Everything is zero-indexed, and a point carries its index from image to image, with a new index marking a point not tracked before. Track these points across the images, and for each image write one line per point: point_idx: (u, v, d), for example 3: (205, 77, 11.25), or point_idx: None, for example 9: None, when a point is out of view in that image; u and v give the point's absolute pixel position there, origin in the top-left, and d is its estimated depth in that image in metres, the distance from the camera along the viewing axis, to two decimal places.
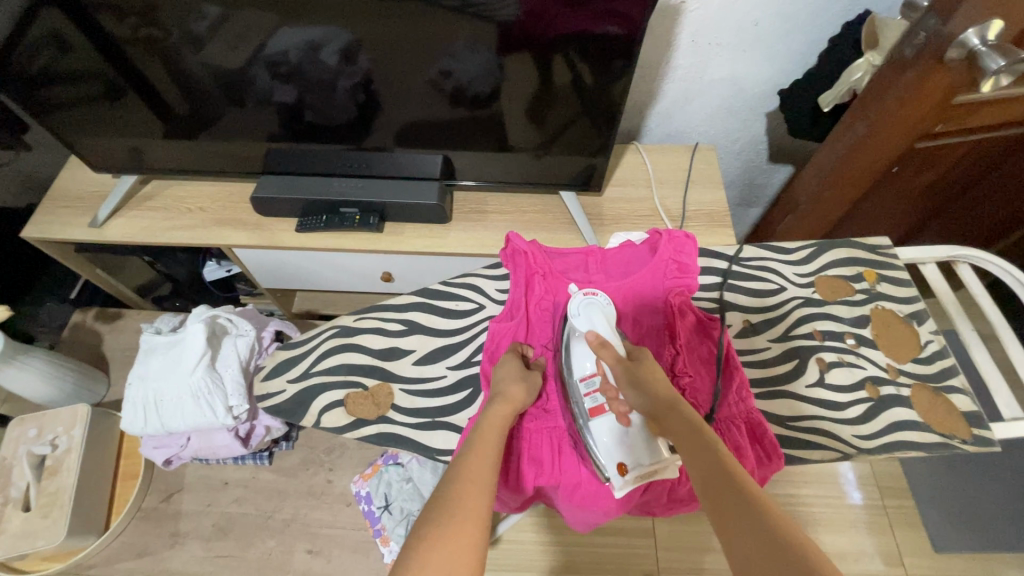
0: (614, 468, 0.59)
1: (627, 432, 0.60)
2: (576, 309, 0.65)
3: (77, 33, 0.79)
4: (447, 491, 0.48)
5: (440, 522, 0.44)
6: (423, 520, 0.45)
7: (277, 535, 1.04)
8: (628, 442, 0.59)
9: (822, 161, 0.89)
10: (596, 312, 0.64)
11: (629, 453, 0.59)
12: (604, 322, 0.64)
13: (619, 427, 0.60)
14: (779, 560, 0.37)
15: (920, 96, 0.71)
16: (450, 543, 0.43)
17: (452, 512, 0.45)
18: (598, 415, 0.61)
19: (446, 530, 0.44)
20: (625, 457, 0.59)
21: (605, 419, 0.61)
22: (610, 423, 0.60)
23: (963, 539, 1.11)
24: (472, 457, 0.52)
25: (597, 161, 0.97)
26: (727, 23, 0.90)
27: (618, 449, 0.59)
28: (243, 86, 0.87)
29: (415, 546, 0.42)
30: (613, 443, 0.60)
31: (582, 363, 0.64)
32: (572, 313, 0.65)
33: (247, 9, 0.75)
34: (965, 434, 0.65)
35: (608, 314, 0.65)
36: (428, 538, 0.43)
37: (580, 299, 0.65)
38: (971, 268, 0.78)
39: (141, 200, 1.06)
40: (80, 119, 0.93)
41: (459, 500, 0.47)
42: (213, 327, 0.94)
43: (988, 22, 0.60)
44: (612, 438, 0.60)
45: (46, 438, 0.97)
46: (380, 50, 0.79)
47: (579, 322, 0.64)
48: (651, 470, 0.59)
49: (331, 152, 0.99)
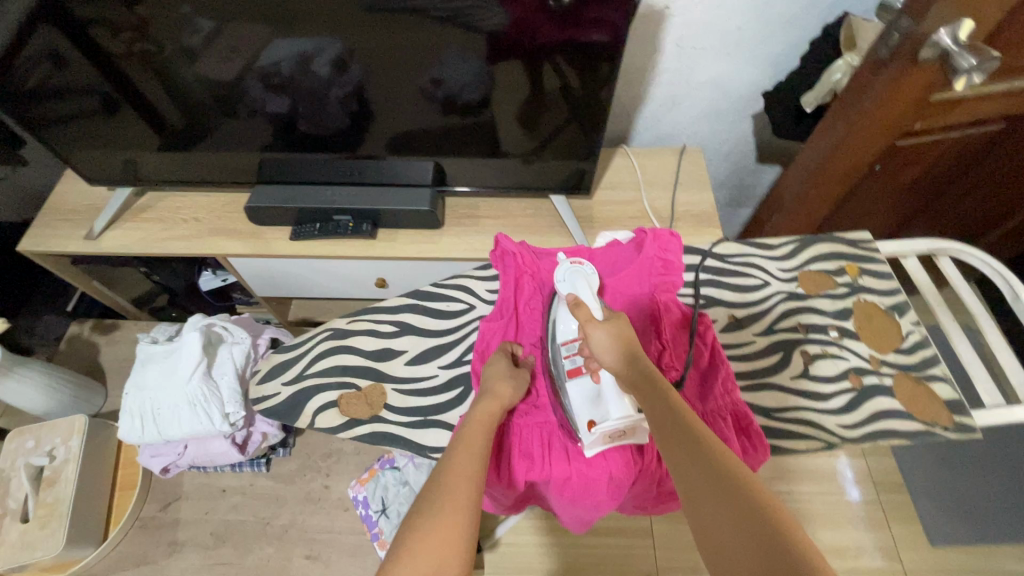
0: (585, 425, 0.62)
1: (600, 392, 0.63)
2: (561, 275, 0.69)
3: (74, 49, 0.81)
4: (434, 487, 0.49)
5: (428, 517, 0.46)
6: (411, 517, 0.46)
7: (275, 541, 1.04)
8: (600, 401, 0.63)
9: (805, 159, 0.91)
10: (579, 279, 0.67)
11: (599, 410, 0.62)
12: (587, 287, 0.66)
13: (592, 386, 0.64)
14: (754, 535, 0.39)
15: (895, 95, 0.73)
16: (436, 535, 0.44)
17: (438, 507, 0.46)
18: (575, 376, 0.65)
19: (433, 525, 0.45)
20: (595, 415, 0.62)
21: (581, 380, 0.65)
22: (586, 384, 0.64)
23: (957, 531, 1.12)
24: (459, 453, 0.54)
25: (585, 164, 0.98)
26: (709, 27, 0.92)
27: (590, 408, 0.63)
28: (238, 97, 0.88)
29: (404, 541, 0.44)
30: (585, 402, 0.63)
31: (567, 326, 0.68)
32: (557, 280, 0.69)
33: (241, 22, 0.77)
34: (947, 421, 0.66)
35: (592, 281, 0.68)
36: (416, 532, 0.44)
37: (566, 266, 0.69)
38: (951, 260, 0.80)
39: (136, 211, 1.08)
40: (76, 132, 0.95)
41: (446, 494, 0.48)
42: (208, 334, 0.95)
43: (959, 21, 0.62)
44: (586, 397, 0.64)
45: (44, 449, 0.98)
46: (372, 60, 0.81)
47: (564, 287, 0.68)
48: (621, 430, 0.62)
49: (324, 161, 1.00)
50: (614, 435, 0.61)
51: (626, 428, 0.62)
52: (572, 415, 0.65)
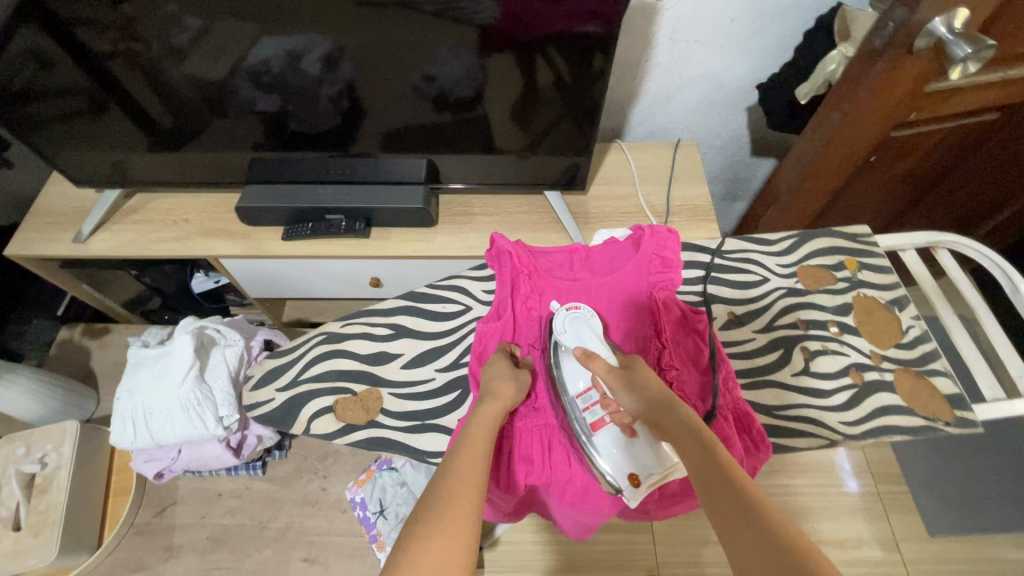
0: (625, 480, 0.59)
1: (631, 441, 0.61)
2: (562, 325, 0.67)
3: (57, 49, 0.79)
4: (438, 492, 0.48)
5: (431, 521, 0.44)
6: (412, 521, 0.45)
7: (272, 545, 1.04)
8: (633, 452, 0.60)
9: (802, 153, 0.90)
10: (582, 326, 0.67)
11: (637, 461, 0.60)
12: (590, 334, 0.66)
13: (623, 437, 0.61)
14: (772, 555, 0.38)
15: (892, 85, 0.72)
16: (438, 540, 0.43)
17: (440, 511, 0.45)
18: (602, 429, 0.62)
19: (436, 530, 0.44)
20: (636, 468, 0.59)
21: (607, 432, 0.62)
22: (614, 436, 0.61)
23: (956, 522, 1.12)
24: (462, 458, 0.52)
25: (581, 160, 0.97)
26: (704, 20, 0.91)
27: (625, 460, 0.60)
28: (226, 96, 0.87)
29: (406, 545, 0.42)
30: (621, 455, 0.60)
31: (576, 381, 0.65)
32: (558, 331, 0.67)
33: (227, 19, 0.75)
34: (948, 416, 0.66)
35: (594, 326, 0.68)
36: (419, 538, 0.43)
37: (564, 315, 0.68)
38: (951, 253, 0.79)
39: (125, 214, 1.06)
40: (62, 135, 0.93)
41: (449, 499, 0.47)
42: (200, 338, 0.94)
43: (955, 9, 0.61)
44: (620, 449, 0.60)
45: (35, 456, 0.96)
46: (362, 56, 0.80)
47: (567, 339, 0.67)
48: (663, 476, 0.59)
49: (316, 159, 0.99)
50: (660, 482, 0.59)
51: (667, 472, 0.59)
52: (610, 476, 0.60)
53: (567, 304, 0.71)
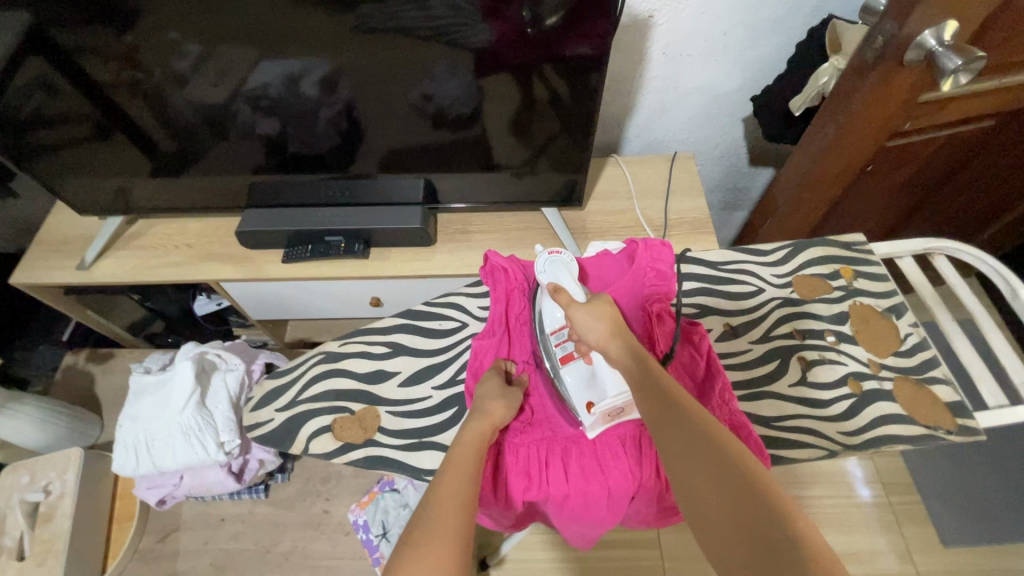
0: (584, 407, 0.62)
1: (593, 373, 0.63)
2: (542, 265, 0.67)
3: (62, 78, 0.81)
4: (425, 516, 0.47)
5: (420, 547, 0.44)
6: (402, 547, 0.44)
7: (275, 570, 1.03)
8: (595, 382, 0.62)
9: (798, 163, 0.90)
10: (559, 266, 0.66)
11: (595, 391, 0.62)
12: (567, 274, 0.65)
13: (586, 369, 0.63)
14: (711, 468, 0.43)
15: (883, 96, 0.72)
16: (430, 564, 0.42)
17: (428, 536, 0.45)
18: (568, 362, 0.64)
19: (426, 556, 0.43)
20: (592, 396, 0.62)
21: (574, 365, 0.64)
22: (578, 368, 0.64)
23: (969, 531, 1.10)
24: (452, 478, 0.52)
25: (577, 176, 0.98)
26: (695, 35, 0.92)
27: (586, 391, 0.62)
28: (227, 121, 0.88)
29: (396, 572, 0.42)
30: (581, 386, 0.63)
31: (553, 315, 0.67)
32: (538, 270, 0.67)
33: (228, 45, 0.77)
34: (950, 424, 0.65)
35: (572, 269, 0.67)
36: (409, 565, 0.42)
37: (545, 256, 0.67)
38: (948, 259, 0.79)
39: (128, 240, 1.07)
40: (67, 162, 0.95)
41: (438, 524, 0.46)
42: (201, 362, 0.94)
43: (944, 22, 0.62)
44: (580, 382, 0.63)
45: (40, 484, 0.97)
46: (361, 78, 0.81)
47: (545, 277, 0.66)
48: (620, 408, 0.61)
49: (315, 181, 1.00)
50: (613, 413, 0.61)
51: (624, 406, 0.61)
52: (571, 402, 0.64)
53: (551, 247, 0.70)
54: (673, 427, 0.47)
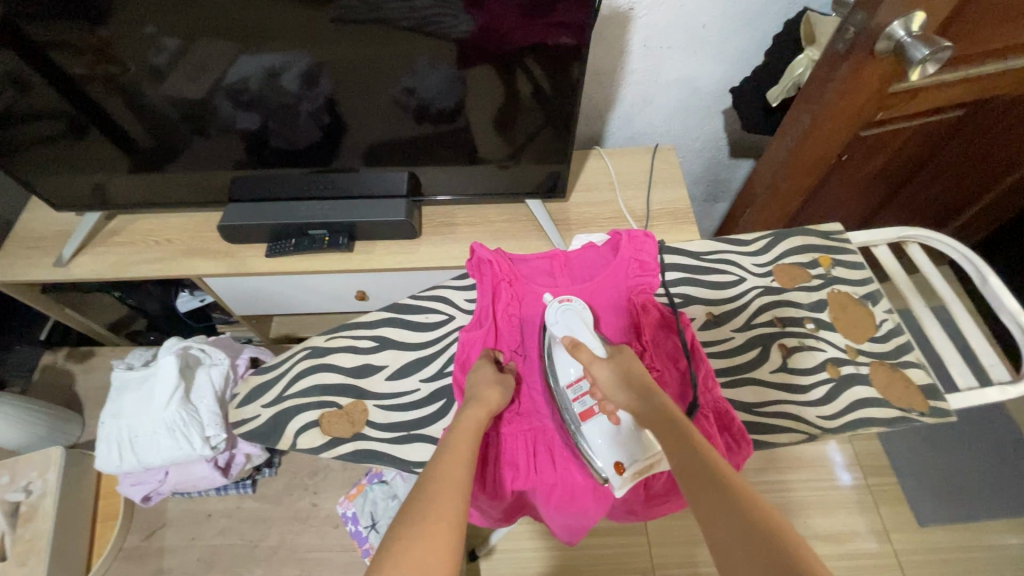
0: (612, 468, 0.60)
1: (619, 430, 0.62)
2: (553, 316, 0.69)
3: (33, 72, 0.79)
4: (423, 496, 0.48)
5: (415, 524, 0.45)
6: (398, 523, 0.46)
7: (264, 564, 1.03)
8: (621, 440, 0.61)
9: (777, 152, 0.92)
10: (573, 317, 0.68)
11: (623, 450, 0.61)
12: (583, 327, 0.67)
13: (610, 427, 0.62)
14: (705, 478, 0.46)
15: (859, 86, 0.74)
16: (424, 541, 0.43)
17: (425, 515, 0.46)
18: (591, 418, 0.63)
19: (420, 532, 0.44)
20: (621, 455, 0.60)
21: (597, 421, 0.63)
22: (602, 425, 0.62)
23: (944, 511, 1.14)
24: (448, 461, 0.53)
25: (561, 168, 0.99)
26: (675, 27, 0.93)
27: (613, 449, 0.61)
28: (206, 116, 0.87)
29: (391, 546, 0.43)
30: (607, 443, 0.61)
31: (566, 369, 0.67)
32: (550, 322, 0.69)
33: (205, 38, 0.75)
34: (923, 407, 0.67)
35: (586, 318, 0.69)
36: (404, 541, 0.43)
37: (556, 307, 0.69)
38: (921, 247, 0.81)
39: (106, 236, 1.06)
40: (40, 158, 0.93)
41: (434, 505, 0.47)
42: (185, 358, 0.93)
43: (911, 14, 0.64)
44: (607, 439, 0.61)
45: (20, 484, 0.95)
46: (341, 71, 0.80)
47: (559, 330, 0.68)
48: (647, 464, 0.60)
49: (296, 176, 0.99)
50: (644, 471, 0.60)
51: (651, 461, 0.60)
52: (595, 460, 0.61)
53: (560, 297, 0.72)
54: (684, 462, 0.49)
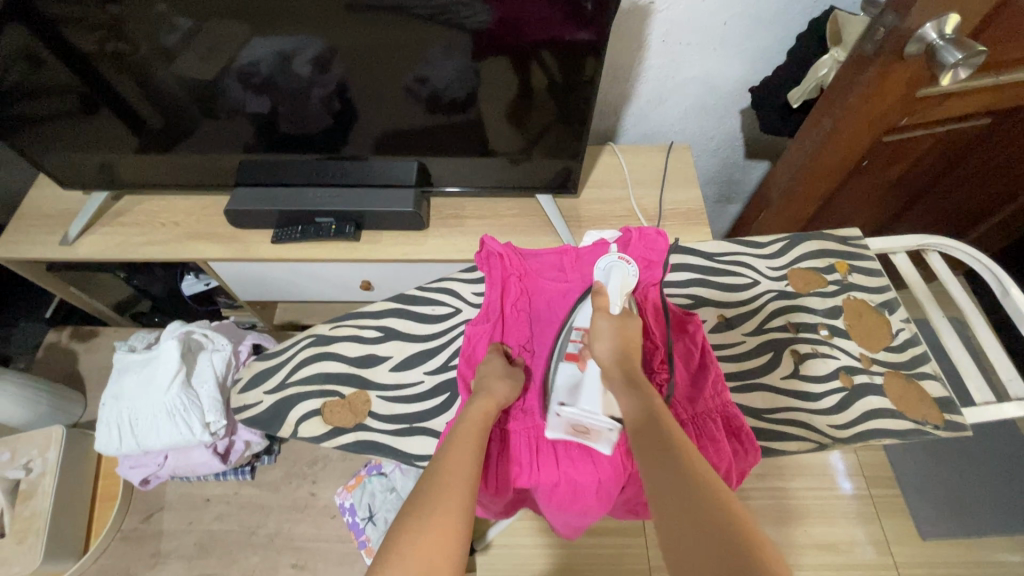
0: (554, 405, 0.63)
1: (581, 381, 0.62)
2: (603, 263, 0.66)
3: (44, 49, 0.78)
4: (430, 489, 0.47)
5: (421, 518, 0.44)
6: (403, 515, 0.45)
7: (260, 551, 1.03)
8: (580, 389, 0.62)
9: (794, 156, 0.90)
10: (616, 273, 0.64)
11: (572, 398, 0.62)
12: (618, 284, 0.63)
13: (577, 374, 0.63)
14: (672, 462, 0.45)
15: (884, 90, 0.72)
16: (432, 536, 0.43)
17: (432, 508, 0.45)
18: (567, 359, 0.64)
19: (426, 525, 0.43)
20: (567, 399, 0.62)
21: (572, 364, 0.64)
22: (572, 369, 0.63)
23: (948, 526, 1.12)
24: (455, 451, 0.52)
25: (573, 164, 0.97)
26: (696, 23, 0.90)
27: (566, 390, 0.63)
28: (216, 98, 0.86)
29: (395, 540, 0.42)
30: (565, 383, 0.63)
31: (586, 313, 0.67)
32: (598, 266, 0.67)
33: (216, 20, 0.74)
34: (937, 420, 0.65)
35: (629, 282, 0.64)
36: (409, 536, 0.43)
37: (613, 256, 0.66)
38: (940, 256, 0.79)
39: (112, 217, 1.05)
40: (51, 136, 0.92)
41: (441, 495, 0.46)
42: (187, 342, 0.93)
43: (945, 16, 0.62)
44: (567, 381, 0.63)
45: (19, 462, 0.95)
46: (353, 59, 0.79)
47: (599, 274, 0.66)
48: (585, 427, 0.61)
49: (305, 162, 0.98)
50: (578, 429, 0.61)
51: (590, 427, 0.61)
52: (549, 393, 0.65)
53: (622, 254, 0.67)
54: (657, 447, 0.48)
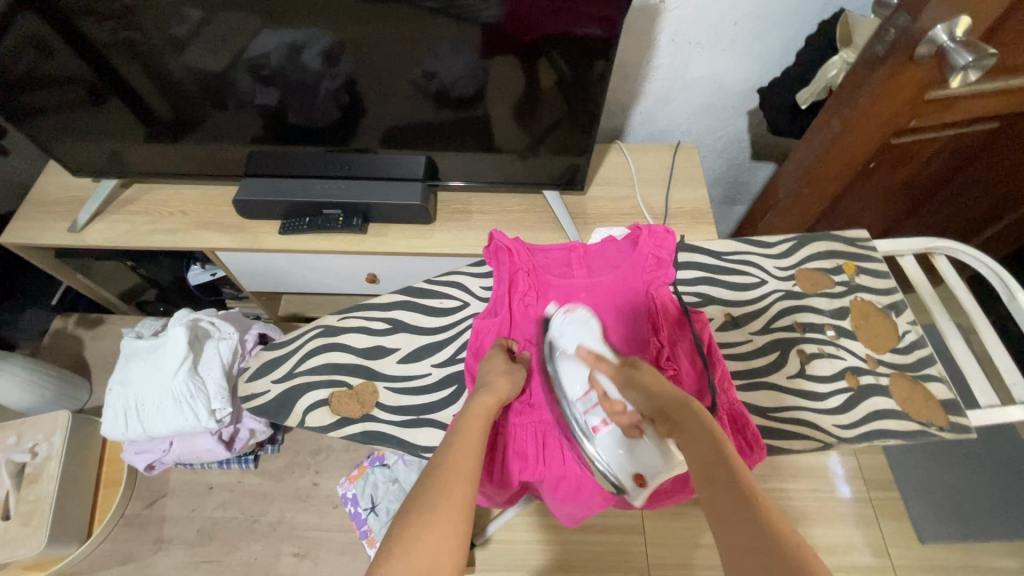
0: (630, 481, 0.54)
1: (634, 441, 0.55)
2: (560, 329, 0.68)
3: (56, 37, 0.78)
4: (433, 483, 0.47)
5: (424, 511, 0.44)
6: (406, 509, 0.45)
7: (262, 539, 1.03)
8: (636, 452, 0.54)
9: (801, 157, 0.90)
10: (582, 330, 0.67)
11: (638, 464, 0.54)
12: (590, 334, 0.66)
13: (624, 438, 0.55)
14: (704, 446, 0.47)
15: (895, 91, 0.72)
16: (434, 528, 0.43)
17: (435, 501, 0.45)
18: (603, 430, 0.56)
19: (431, 518, 0.44)
20: (637, 467, 0.54)
21: (609, 433, 0.56)
22: (617, 436, 0.56)
23: (948, 530, 1.12)
24: (457, 447, 0.53)
25: (581, 161, 0.97)
26: (705, 22, 0.90)
27: (627, 463, 0.54)
28: (225, 89, 0.86)
29: (400, 531, 0.42)
30: (619, 456, 0.55)
31: (574, 384, 0.62)
32: (557, 335, 0.67)
33: (227, 11, 0.74)
34: (942, 421, 0.66)
35: (594, 328, 0.68)
36: (411, 529, 0.43)
37: (563, 319, 0.69)
38: (948, 259, 0.79)
39: (120, 205, 1.05)
40: (61, 125, 0.93)
41: (444, 490, 0.47)
42: (195, 330, 0.93)
43: (956, 18, 0.61)
44: (621, 452, 0.55)
45: (25, 445, 0.96)
46: (362, 52, 0.79)
47: (566, 341, 0.66)
48: (667, 478, 0.53)
49: (313, 154, 0.98)
50: (662, 484, 0.53)
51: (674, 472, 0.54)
52: (609, 476, 0.55)
53: (564, 308, 0.71)
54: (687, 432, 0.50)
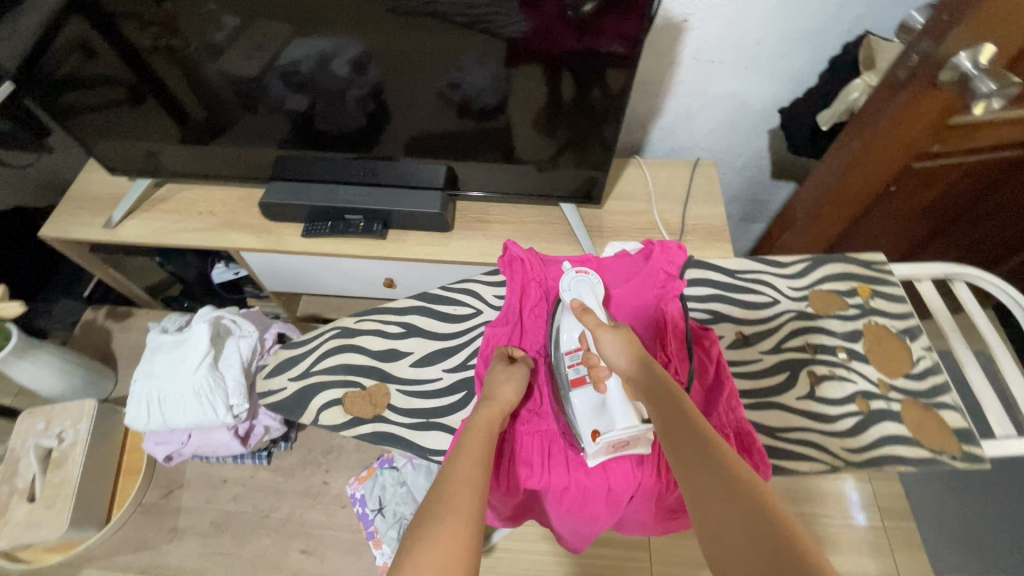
0: (588, 435, 0.61)
1: (604, 401, 0.62)
2: (566, 284, 0.68)
3: (102, 41, 0.83)
4: (441, 495, 0.49)
5: (433, 525, 0.45)
6: (415, 523, 0.46)
7: (271, 534, 1.05)
8: (604, 410, 0.61)
9: (821, 177, 0.89)
10: (585, 287, 0.67)
11: (602, 421, 0.61)
12: (591, 295, 0.66)
13: (596, 396, 0.63)
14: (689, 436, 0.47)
15: (916, 114, 0.72)
16: (442, 542, 0.44)
17: (443, 513, 0.46)
18: (577, 386, 0.64)
19: (440, 531, 0.45)
20: (599, 425, 0.61)
21: (585, 390, 0.63)
22: (589, 393, 0.63)
23: (965, 564, 1.09)
24: (463, 458, 0.54)
25: (599, 174, 0.98)
26: (728, 41, 0.91)
27: (592, 418, 0.62)
28: (259, 94, 0.90)
29: (410, 548, 0.44)
30: (588, 411, 0.62)
31: (570, 334, 0.67)
32: (562, 288, 0.68)
33: (265, 20, 0.78)
34: (955, 450, 0.65)
35: (597, 291, 0.67)
36: (421, 544, 0.44)
37: (572, 276, 0.68)
38: (968, 286, 0.78)
39: (152, 203, 1.10)
40: (102, 123, 0.97)
41: (449, 503, 0.48)
42: (217, 327, 0.96)
43: (980, 46, 0.61)
44: (590, 407, 0.62)
45: (53, 431, 1.00)
46: (390, 62, 0.82)
47: (568, 295, 0.67)
48: (625, 440, 0.60)
49: (338, 160, 1.02)
50: (617, 445, 0.60)
51: (630, 439, 0.61)
52: (576, 427, 0.64)
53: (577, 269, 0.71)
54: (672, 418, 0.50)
